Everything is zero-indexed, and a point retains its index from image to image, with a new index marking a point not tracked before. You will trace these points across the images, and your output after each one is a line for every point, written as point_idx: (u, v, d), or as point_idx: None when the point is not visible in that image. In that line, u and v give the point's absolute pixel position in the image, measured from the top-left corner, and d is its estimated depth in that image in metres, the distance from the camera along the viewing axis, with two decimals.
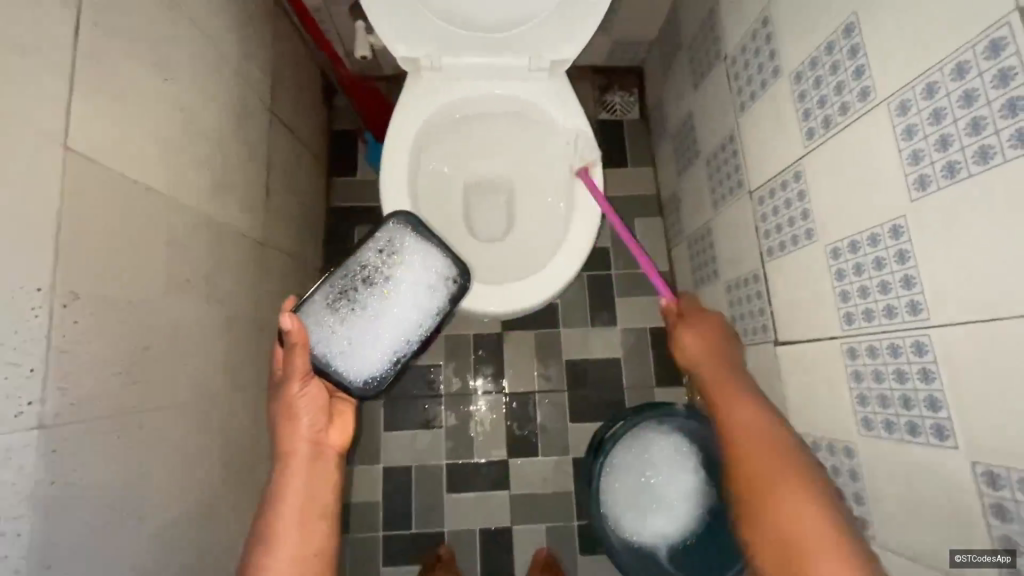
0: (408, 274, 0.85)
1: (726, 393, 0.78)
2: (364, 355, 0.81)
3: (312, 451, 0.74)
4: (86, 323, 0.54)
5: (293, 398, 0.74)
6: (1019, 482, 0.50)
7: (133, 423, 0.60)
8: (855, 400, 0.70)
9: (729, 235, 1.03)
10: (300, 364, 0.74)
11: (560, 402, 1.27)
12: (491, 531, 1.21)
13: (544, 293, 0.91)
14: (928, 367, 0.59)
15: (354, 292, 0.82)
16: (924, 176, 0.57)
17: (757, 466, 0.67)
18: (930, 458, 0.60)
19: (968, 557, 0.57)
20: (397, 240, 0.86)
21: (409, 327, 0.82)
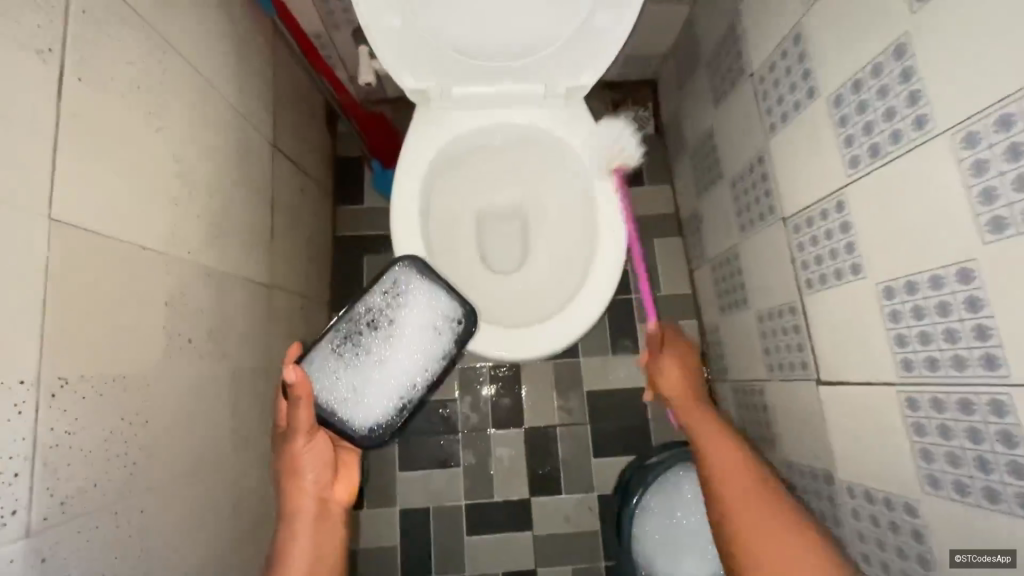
0: (412, 314, 0.79)
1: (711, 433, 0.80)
2: (370, 403, 0.75)
3: (317, 511, 0.69)
4: (77, 411, 0.49)
5: (298, 454, 0.69)
6: None
7: (133, 510, 0.56)
8: (917, 455, 0.64)
9: (760, 262, 0.97)
10: (304, 418, 0.68)
11: (582, 436, 1.21)
12: (514, 574, 1.15)
13: (570, 332, 0.85)
14: (1009, 430, 0.53)
15: (359, 337, 0.77)
16: (1000, 218, 0.51)
17: (749, 511, 0.70)
18: (1014, 529, 0.53)
19: (968, 557, 0.59)
20: (403, 281, 0.81)
21: (415, 371, 0.77)
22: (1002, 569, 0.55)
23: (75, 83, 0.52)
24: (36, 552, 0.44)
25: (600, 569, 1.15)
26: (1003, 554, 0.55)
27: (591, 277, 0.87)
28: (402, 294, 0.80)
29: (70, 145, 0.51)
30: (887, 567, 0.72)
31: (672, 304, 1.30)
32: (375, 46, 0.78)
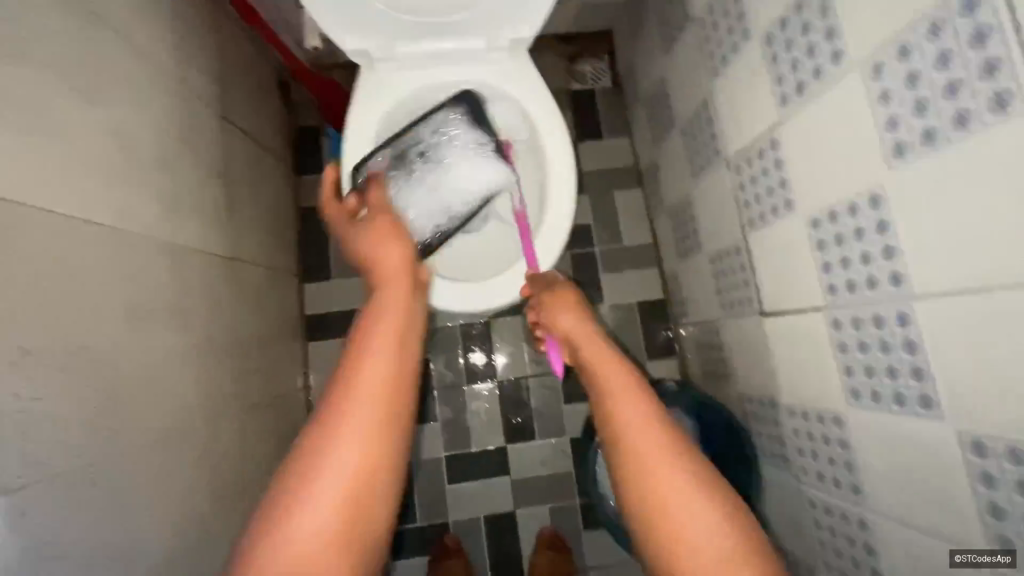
0: (473, 168, 0.91)
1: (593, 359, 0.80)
2: (417, 220, 0.90)
3: (409, 299, 0.78)
4: (38, 380, 0.51)
5: (388, 260, 0.80)
6: (1005, 451, 0.50)
7: (104, 468, 0.59)
8: (842, 371, 0.70)
9: (709, 205, 1.01)
10: (393, 232, 0.83)
11: (553, 385, 1.27)
12: (494, 517, 1.22)
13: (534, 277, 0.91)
14: (912, 338, 0.58)
15: (410, 161, 0.89)
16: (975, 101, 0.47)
17: (651, 472, 0.67)
18: (919, 427, 0.59)
19: (968, 558, 0.56)
20: (444, 120, 0.90)
21: (461, 195, 0.91)
22: (1003, 569, 0.52)
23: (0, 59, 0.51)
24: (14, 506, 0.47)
25: (575, 506, 1.23)
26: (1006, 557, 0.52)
27: (545, 226, 0.91)
28: (441, 133, 0.90)
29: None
30: (822, 477, 0.79)
31: (634, 254, 1.34)
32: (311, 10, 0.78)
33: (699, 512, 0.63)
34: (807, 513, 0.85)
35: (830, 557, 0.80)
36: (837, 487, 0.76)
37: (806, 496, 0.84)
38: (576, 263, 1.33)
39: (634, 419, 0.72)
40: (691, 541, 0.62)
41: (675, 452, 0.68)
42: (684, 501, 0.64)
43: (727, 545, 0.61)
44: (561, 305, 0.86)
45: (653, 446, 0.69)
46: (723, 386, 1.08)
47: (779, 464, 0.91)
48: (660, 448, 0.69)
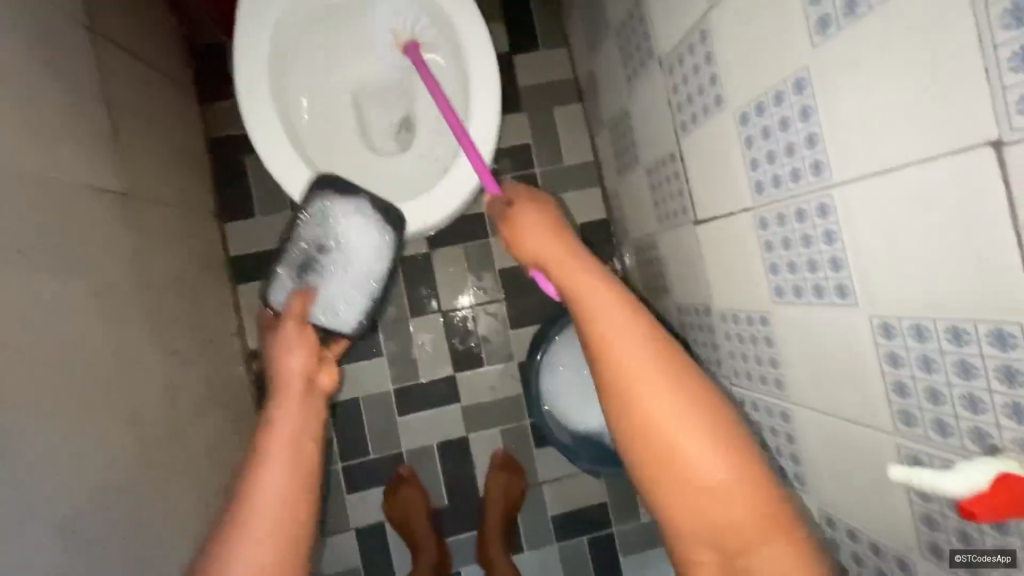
0: (355, 235, 0.83)
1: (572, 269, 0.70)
2: (343, 310, 0.85)
3: (313, 403, 0.71)
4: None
5: (296, 367, 0.73)
6: (909, 328, 0.51)
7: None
8: (767, 269, 0.70)
9: (644, 113, 0.96)
10: (311, 336, 0.77)
11: (499, 312, 1.26)
12: (447, 444, 1.24)
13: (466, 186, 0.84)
14: (830, 227, 0.57)
15: (311, 263, 0.84)
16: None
17: (642, 388, 0.62)
18: (835, 316, 0.60)
19: (968, 557, 0.50)
20: (330, 216, 0.82)
21: (368, 270, 0.84)
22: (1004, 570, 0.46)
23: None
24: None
25: (526, 427, 1.26)
26: (1004, 552, 0.46)
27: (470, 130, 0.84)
28: (326, 219, 0.82)
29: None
30: (750, 375, 0.81)
31: (576, 173, 1.30)
32: None
33: (705, 447, 0.59)
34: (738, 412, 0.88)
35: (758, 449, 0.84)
36: (764, 384, 0.79)
37: (737, 396, 0.87)
38: None
39: (623, 332, 0.64)
40: (686, 460, 0.59)
41: (669, 370, 0.62)
42: (672, 419, 0.60)
43: (730, 477, 0.58)
44: (531, 217, 0.76)
45: (641, 362, 0.62)
46: (663, 300, 1.09)
47: (713, 369, 0.93)
48: (650, 363, 0.62)
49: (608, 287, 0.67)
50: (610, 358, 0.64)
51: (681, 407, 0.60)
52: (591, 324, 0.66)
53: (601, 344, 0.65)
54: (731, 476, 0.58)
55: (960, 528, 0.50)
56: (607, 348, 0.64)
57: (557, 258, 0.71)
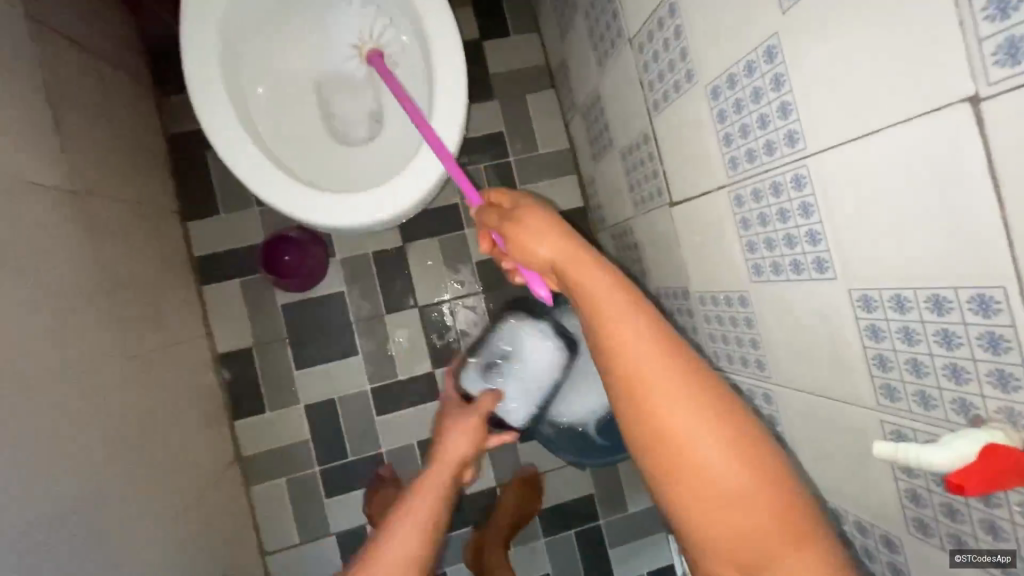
0: (529, 348, 1.01)
1: (578, 269, 0.64)
2: (516, 405, 1.02)
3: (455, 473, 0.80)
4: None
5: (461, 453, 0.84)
6: (889, 300, 0.49)
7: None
8: (745, 248, 0.68)
9: (616, 95, 0.94)
10: (479, 429, 0.88)
11: (477, 304, 1.23)
12: (428, 443, 1.20)
13: (434, 172, 0.77)
14: (807, 200, 0.56)
15: (499, 365, 1.02)
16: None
17: (660, 399, 0.56)
18: (814, 291, 0.58)
19: (967, 557, 0.48)
20: (518, 337, 1.02)
21: (543, 375, 1.01)
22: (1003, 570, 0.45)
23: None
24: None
25: None
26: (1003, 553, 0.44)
27: (437, 113, 0.79)
28: (511, 334, 1.02)
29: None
30: (731, 357, 0.80)
31: (551, 161, 1.27)
32: None
33: (721, 459, 0.54)
34: None
35: None
36: (746, 367, 0.77)
37: None
38: (491, 176, 1.26)
39: (636, 338, 0.58)
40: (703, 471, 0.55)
41: (683, 377, 0.57)
42: (692, 432, 0.55)
43: (749, 488, 0.54)
44: (528, 214, 0.69)
45: (657, 369, 0.57)
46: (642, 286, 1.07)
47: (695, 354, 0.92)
48: (667, 370, 0.57)
49: (618, 287, 0.61)
50: (623, 367, 0.58)
51: (700, 417, 0.56)
52: (602, 329, 0.60)
53: (614, 352, 0.59)
54: (749, 486, 0.54)
55: (947, 503, 0.49)
56: (620, 355, 0.59)
57: (562, 258, 0.64)
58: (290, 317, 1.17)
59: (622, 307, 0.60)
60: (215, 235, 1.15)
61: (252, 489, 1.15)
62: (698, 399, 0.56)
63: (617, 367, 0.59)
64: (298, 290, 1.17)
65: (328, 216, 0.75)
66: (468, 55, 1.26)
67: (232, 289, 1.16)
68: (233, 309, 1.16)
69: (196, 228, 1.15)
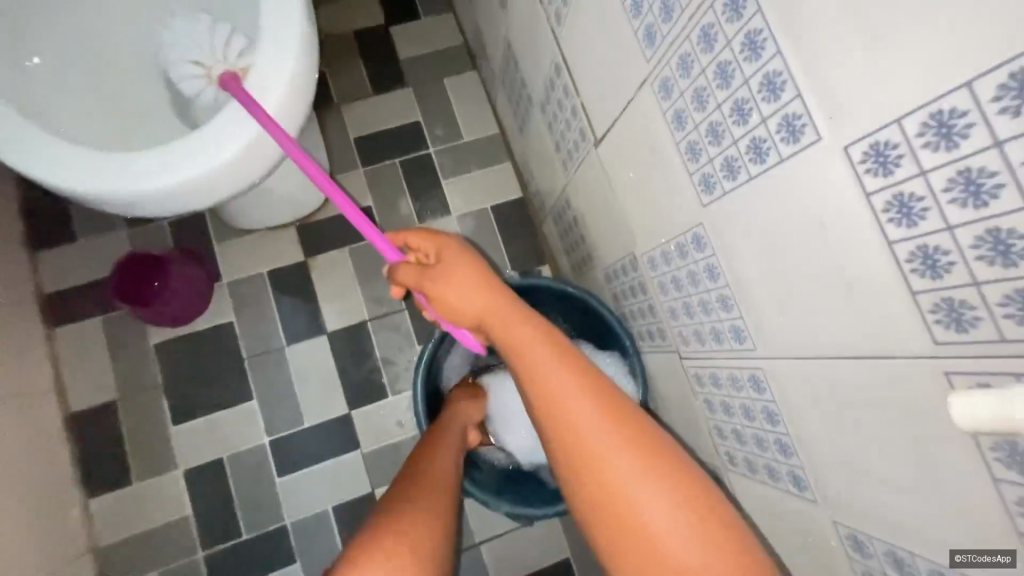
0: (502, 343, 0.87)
1: (526, 349, 0.49)
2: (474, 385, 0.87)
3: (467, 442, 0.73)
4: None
5: (469, 414, 0.77)
6: (926, 132, 0.26)
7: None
8: (686, 159, 0.46)
9: (523, 35, 0.76)
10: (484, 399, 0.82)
11: (401, 324, 1.00)
12: (348, 507, 0.94)
13: (245, 137, 0.57)
14: (751, 30, 0.34)
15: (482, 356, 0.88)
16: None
17: (649, 525, 0.41)
18: (789, 180, 0.36)
19: (970, 557, 0.33)
20: None
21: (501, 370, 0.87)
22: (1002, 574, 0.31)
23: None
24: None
25: None
26: (998, 549, 0.31)
27: (261, 40, 0.58)
28: None
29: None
30: (701, 337, 0.56)
31: (480, 149, 1.08)
32: None
33: None
34: (696, 397, 0.62)
35: (731, 447, 0.57)
36: (718, 343, 0.53)
37: (691, 372, 0.61)
38: (409, 173, 1.06)
39: (590, 425, 0.44)
40: None
41: (659, 469, 0.43)
42: (695, 560, 0.40)
43: None
44: (452, 267, 0.54)
45: (631, 468, 0.43)
46: (591, 273, 0.84)
47: (659, 345, 0.68)
48: (642, 470, 0.42)
49: (561, 359, 0.47)
50: (590, 475, 0.43)
51: (700, 537, 0.41)
52: (560, 428, 0.45)
53: (575, 455, 0.44)
54: None
55: None
56: (584, 459, 0.44)
57: (493, 320, 0.51)
58: (166, 358, 0.95)
59: (577, 393, 0.46)
60: (72, 265, 0.95)
61: None
62: (680, 498, 0.42)
63: (578, 473, 0.44)
64: (173, 322, 0.94)
65: (92, 189, 0.55)
66: (375, 42, 1.10)
67: (92, 329, 0.94)
68: (94, 355, 0.93)
69: (48, 260, 0.95)
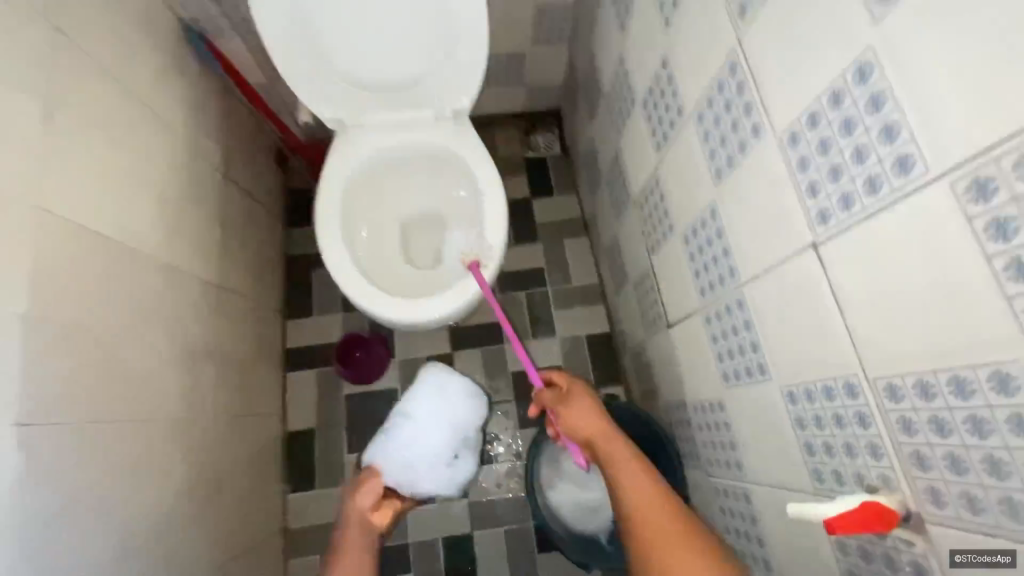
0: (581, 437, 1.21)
1: (608, 440, 0.89)
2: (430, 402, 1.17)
3: (368, 530, 0.94)
4: (22, 339, 0.64)
5: (361, 508, 0.97)
6: (803, 392, 0.62)
7: (71, 423, 0.70)
8: (716, 360, 0.83)
9: (629, 242, 1.19)
10: (374, 481, 1.02)
11: (510, 411, 1.38)
12: (453, 539, 1.29)
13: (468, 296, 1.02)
14: (747, 318, 0.72)
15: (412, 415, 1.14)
16: (741, 1, 0.62)
17: (672, 556, 0.71)
18: (761, 391, 0.72)
19: (969, 557, 0.44)
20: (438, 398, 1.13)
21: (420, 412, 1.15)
22: (1004, 572, 0.41)
23: (38, 108, 0.70)
24: (5, 428, 0.60)
25: (530, 528, 1.30)
26: (999, 551, 0.42)
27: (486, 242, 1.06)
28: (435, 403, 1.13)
29: (16, 134, 0.66)
30: (720, 463, 0.89)
31: (583, 292, 1.50)
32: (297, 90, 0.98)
33: None
34: (715, 503, 0.93)
35: (734, 540, 0.88)
36: (729, 469, 0.86)
37: (713, 486, 0.93)
38: (531, 302, 1.50)
39: (637, 484, 0.81)
40: None
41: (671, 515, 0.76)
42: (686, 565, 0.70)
43: None
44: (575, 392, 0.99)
45: (655, 509, 0.77)
46: (654, 401, 1.20)
47: (695, 463, 1.01)
48: (662, 512, 0.76)
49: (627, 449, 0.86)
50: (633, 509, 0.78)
51: (692, 554, 0.70)
52: (620, 484, 0.82)
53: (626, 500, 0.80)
54: None
55: None
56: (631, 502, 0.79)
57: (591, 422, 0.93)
58: (351, 406, 1.39)
59: (633, 467, 0.83)
60: (307, 332, 1.45)
61: (289, 562, 1.27)
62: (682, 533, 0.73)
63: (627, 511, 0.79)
64: (359, 382, 1.40)
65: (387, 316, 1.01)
66: (521, 208, 1.60)
67: (310, 377, 1.41)
68: (308, 395, 1.40)
69: (293, 326, 1.45)
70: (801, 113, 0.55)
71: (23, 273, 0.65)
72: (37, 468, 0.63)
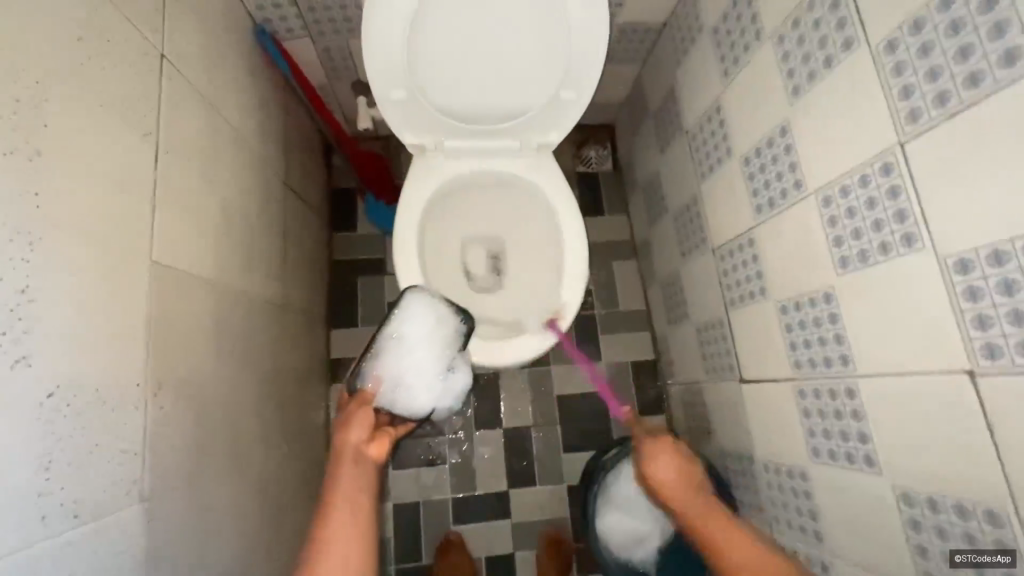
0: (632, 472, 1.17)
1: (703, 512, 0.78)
2: (412, 355, 0.86)
3: (364, 469, 0.70)
4: (142, 411, 0.58)
5: (352, 440, 0.72)
6: (926, 499, 0.64)
7: (186, 488, 0.66)
8: (806, 433, 0.85)
9: (698, 285, 1.19)
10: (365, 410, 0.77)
11: (555, 435, 1.39)
12: (495, 558, 1.31)
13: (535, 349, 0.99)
14: (858, 409, 0.73)
15: (384, 359, 0.85)
16: (914, 106, 0.60)
17: None
18: (863, 481, 0.74)
19: (969, 557, 0.60)
20: (413, 322, 0.87)
21: (416, 364, 0.86)
22: (1002, 568, 0.56)
23: (149, 145, 0.63)
24: (136, 507, 0.56)
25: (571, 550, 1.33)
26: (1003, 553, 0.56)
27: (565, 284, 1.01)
28: (408, 332, 0.86)
29: (136, 182, 0.60)
30: (791, 524, 0.92)
31: (630, 318, 1.50)
32: (386, 115, 0.92)
33: None
34: None
35: None
36: (802, 534, 0.89)
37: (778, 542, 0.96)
38: (577, 325, 1.49)
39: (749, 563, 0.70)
40: None
41: None
42: None
43: None
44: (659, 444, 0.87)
45: None
46: (705, 441, 1.22)
47: (754, 514, 1.04)
48: None
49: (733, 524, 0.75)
50: None
51: None
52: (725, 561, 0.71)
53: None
54: None
55: None
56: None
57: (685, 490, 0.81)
58: None
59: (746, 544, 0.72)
60: (350, 343, 1.42)
61: None
62: None
63: None
64: None
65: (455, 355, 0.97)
66: None
67: None
68: None
69: (336, 336, 1.42)
70: (979, 246, 0.54)
71: (145, 335, 0.59)
72: (161, 543, 0.60)
